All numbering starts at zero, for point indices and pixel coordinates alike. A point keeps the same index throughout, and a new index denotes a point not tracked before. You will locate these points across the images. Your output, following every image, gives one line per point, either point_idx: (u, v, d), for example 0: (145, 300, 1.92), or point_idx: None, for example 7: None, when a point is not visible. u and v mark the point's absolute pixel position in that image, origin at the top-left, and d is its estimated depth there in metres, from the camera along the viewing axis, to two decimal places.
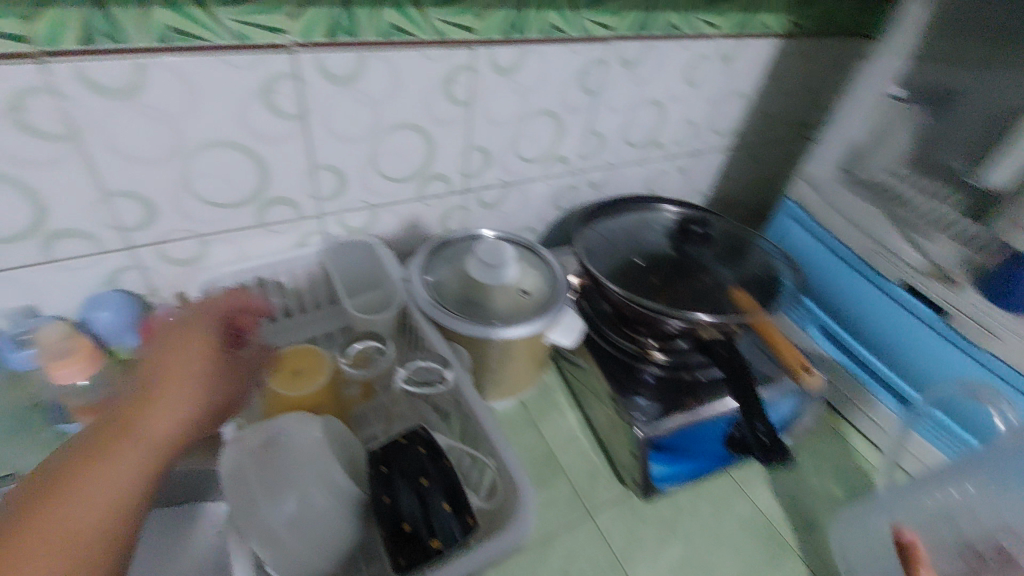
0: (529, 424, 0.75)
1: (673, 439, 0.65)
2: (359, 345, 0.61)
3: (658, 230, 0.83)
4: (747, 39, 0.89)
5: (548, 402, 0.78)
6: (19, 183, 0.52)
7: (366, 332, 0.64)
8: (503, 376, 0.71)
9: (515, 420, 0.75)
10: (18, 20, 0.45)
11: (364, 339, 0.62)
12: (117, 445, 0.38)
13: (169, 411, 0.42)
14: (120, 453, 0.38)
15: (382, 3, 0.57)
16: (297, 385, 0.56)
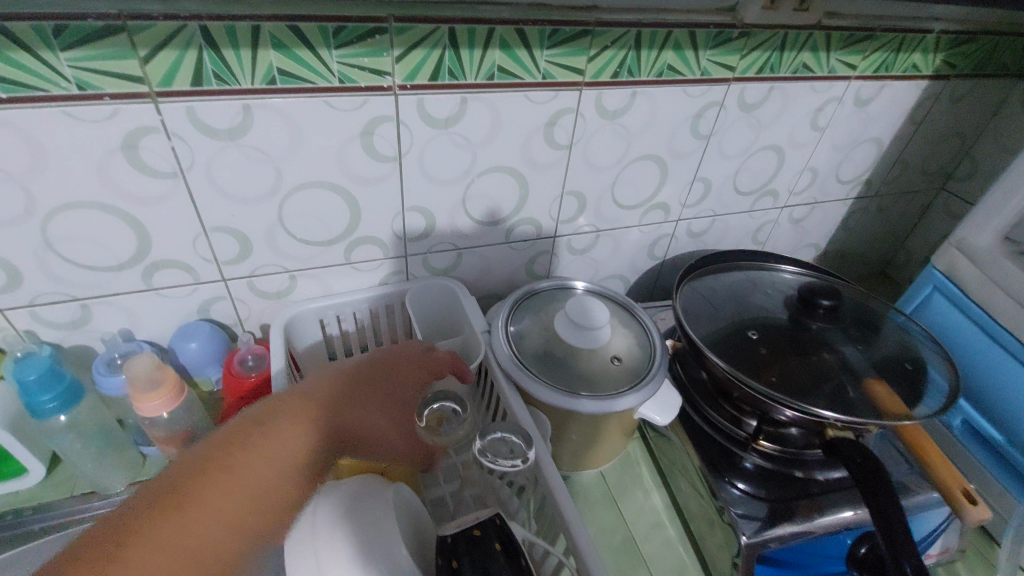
0: (610, 501, 0.68)
1: (783, 552, 0.59)
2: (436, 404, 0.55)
3: (770, 294, 0.74)
4: (889, 81, 0.78)
5: (631, 477, 0.71)
6: (128, 217, 0.53)
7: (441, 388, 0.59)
8: (582, 447, 0.65)
9: (594, 494, 0.68)
10: (138, 62, 0.45)
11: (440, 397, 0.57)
12: (232, 461, 0.44)
13: (283, 435, 0.47)
14: (230, 469, 0.44)
15: (491, 45, 0.54)
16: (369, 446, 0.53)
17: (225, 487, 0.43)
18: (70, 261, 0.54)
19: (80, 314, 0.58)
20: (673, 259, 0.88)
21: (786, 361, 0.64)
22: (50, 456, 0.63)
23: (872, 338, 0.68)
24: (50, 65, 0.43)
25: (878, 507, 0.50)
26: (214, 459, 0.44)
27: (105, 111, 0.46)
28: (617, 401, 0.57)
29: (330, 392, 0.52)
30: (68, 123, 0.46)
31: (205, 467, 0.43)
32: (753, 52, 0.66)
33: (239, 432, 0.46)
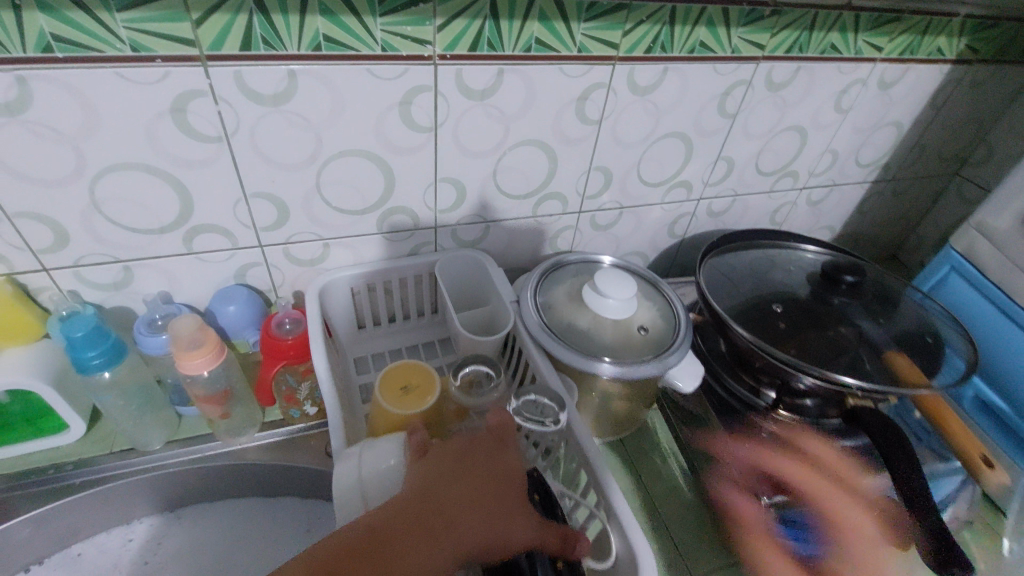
0: (629, 466, 0.71)
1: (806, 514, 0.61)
2: (470, 368, 0.58)
3: (791, 271, 0.76)
4: (913, 64, 0.79)
5: (649, 445, 0.73)
6: (173, 181, 0.54)
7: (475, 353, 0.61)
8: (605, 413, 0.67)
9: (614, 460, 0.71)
10: (190, 25, 0.45)
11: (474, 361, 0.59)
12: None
13: (427, 549, 0.42)
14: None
15: (531, 16, 0.54)
16: (406, 404, 0.55)
17: (419, 551, 0.42)
18: (115, 223, 0.55)
19: (123, 275, 0.60)
20: (692, 238, 0.89)
21: (807, 334, 0.66)
22: (90, 413, 0.65)
23: (891, 315, 0.70)
24: (106, 25, 0.44)
25: (903, 482, 0.54)
26: (409, 526, 0.43)
27: (157, 73, 0.47)
28: (642, 368, 0.59)
29: (459, 486, 0.46)
30: (120, 85, 0.47)
31: (405, 534, 0.42)
32: (783, 31, 0.67)
33: (371, 546, 0.42)
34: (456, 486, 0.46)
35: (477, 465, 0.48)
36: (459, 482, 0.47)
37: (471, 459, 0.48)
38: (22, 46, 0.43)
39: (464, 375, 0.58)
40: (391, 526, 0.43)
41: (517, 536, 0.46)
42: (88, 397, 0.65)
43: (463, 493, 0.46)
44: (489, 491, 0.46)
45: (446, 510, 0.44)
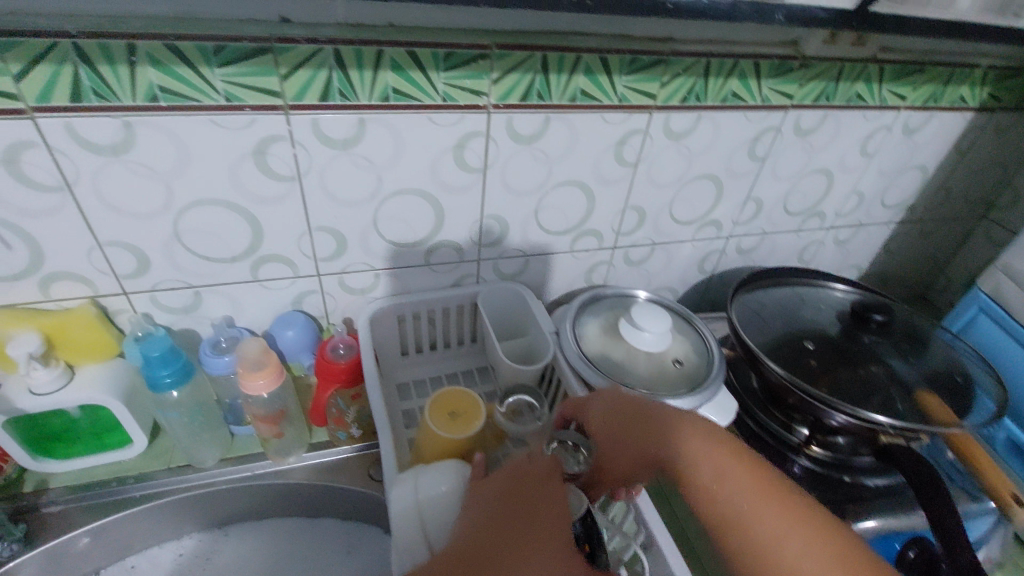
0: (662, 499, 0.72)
1: None
2: (514, 398, 0.62)
3: (821, 308, 0.78)
4: (937, 112, 0.82)
5: None
6: (247, 214, 0.59)
7: (518, 383, 0.64)
8: None
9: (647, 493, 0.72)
10: (278, 79, 0.51)
11: (518, 392, 0.63)
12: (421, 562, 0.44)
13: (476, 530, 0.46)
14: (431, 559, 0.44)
15: (577, 70, 0.59)
16: (453, 430, 0.58)
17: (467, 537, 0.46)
18: (192, 252, 0.60)
19: (192, 300, 0.64)
20: (721, 274, 0.92)
21: (838, 372, 0.68)
22: (151, 429, 0.69)
23: (922, 353, 0.71)
24: (206, 79, 0.49)
25: (936, 512, 0.55)
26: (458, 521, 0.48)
27: (245, 120, 0.53)
28: (676, 401, 0.61)
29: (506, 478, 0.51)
30: (212, 130, 0.52)
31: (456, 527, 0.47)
32: (812, 82, 0.71)
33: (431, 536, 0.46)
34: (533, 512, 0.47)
35: (544, 492, 0.49)
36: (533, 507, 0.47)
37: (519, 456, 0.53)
38: (133, 97, 0.49)
39: (507, 403, 0.62)
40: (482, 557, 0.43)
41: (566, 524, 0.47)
42: (150, 413, 0.69)
43: (539, 517, 0.46)
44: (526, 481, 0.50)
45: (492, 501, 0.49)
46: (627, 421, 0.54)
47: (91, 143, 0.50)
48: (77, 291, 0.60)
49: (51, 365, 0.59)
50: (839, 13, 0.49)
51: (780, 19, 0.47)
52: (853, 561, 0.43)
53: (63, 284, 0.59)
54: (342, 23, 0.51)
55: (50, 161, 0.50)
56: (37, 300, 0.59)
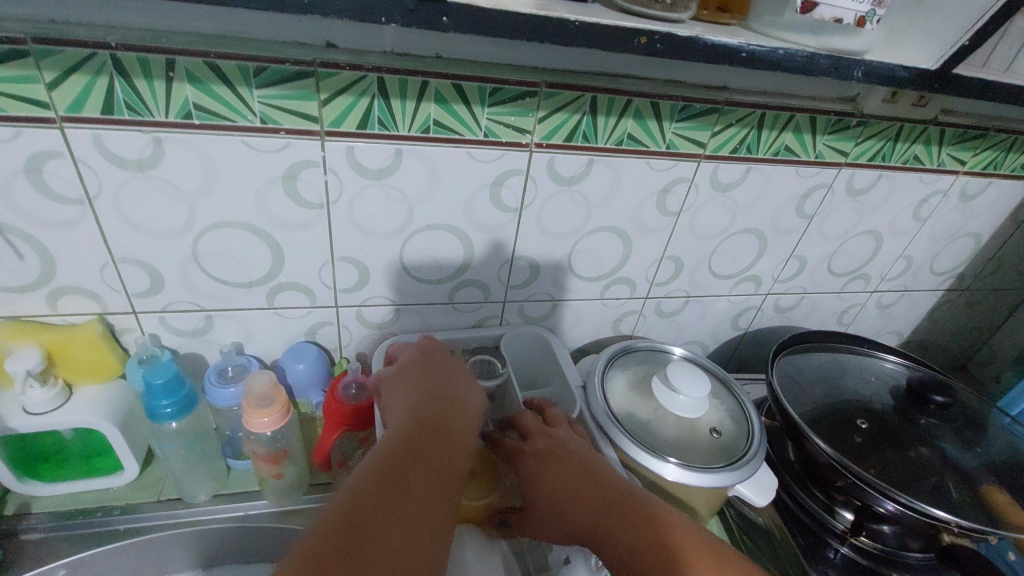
0: None
1: None
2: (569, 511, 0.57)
3: (868, 379, 0.73)
4: (996, 179, 0.78)
5: None
6: (269, 239, 0.56)
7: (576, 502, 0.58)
8: None
9: None
10: (318, 104, 0.49)
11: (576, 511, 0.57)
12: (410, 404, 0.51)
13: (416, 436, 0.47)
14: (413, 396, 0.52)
15: (627, 114, 0.56)
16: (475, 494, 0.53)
17: (433, 389, 0.53)
18: (209, 274, 0.57)
19: (203, 324, 0.61)
20: (756, 332, 0.87)
21: (885, 452, 0.62)
22: (145, 455, 0.65)
23: (984, 441, 0.65)
24: (244, 101, 0.47)
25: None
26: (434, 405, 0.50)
27: (279, 144, 0.50)
28: (711, 475, 0.55)
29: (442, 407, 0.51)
30: (244, 152, 0.50)
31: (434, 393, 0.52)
32: (868, 140, 0.67)
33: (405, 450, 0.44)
34: (424, 450, 0.45)
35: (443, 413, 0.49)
36: (428, 431, 0.47)
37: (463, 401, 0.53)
38: (166, 112, 0.47)
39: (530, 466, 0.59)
40: (383, 483, 0.41)
41: (441, 406, 0.50)
42: (145, 439, 0.65)
43: (439, 428, 0.48)
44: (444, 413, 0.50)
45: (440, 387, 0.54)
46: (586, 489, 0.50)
47: (118, 157, 0.48)
48: (85, 306, 0.57)
49: (49, 384, 0.55)
50: (919, 74, 0.45)
51: (858, 76, 0.44)
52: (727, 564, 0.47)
53: (72, 298, 0.56)
54: (390, 52, 0.49)
55: (74, 173, 0.48)
56: (43, 314, 0.56)
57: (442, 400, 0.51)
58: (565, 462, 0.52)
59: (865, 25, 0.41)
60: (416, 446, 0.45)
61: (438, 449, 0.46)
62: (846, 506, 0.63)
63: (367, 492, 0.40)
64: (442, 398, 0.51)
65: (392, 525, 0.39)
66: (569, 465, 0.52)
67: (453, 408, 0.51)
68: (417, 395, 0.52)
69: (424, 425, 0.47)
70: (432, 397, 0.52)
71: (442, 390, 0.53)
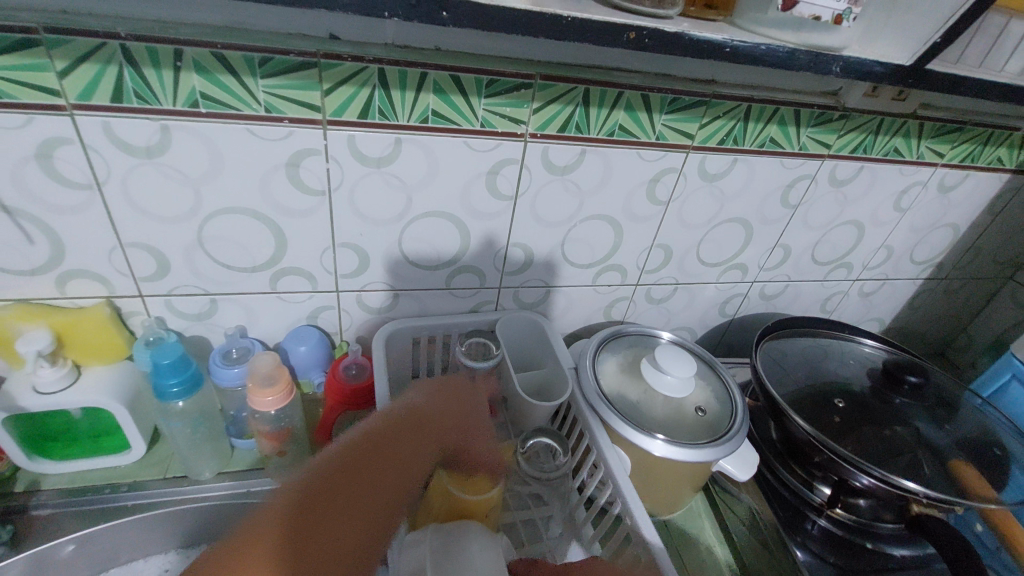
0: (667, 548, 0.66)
1: None
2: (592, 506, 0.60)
3: (846, 362, 0.76)
4: (973, 171, 0.81)
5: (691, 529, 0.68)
6: (272, 225, 0.58)
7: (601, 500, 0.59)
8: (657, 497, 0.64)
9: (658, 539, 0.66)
10: (320, 94, 0.51)
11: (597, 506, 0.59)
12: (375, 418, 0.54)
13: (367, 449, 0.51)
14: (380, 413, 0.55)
15: (618, 105, 0.59)
16: (471, 489, 0.55)
17: (402, 408, 0.56)
18: (213, 259, 0.59)
19: (207, 307, 0.63)
20: (743, 318, 0.90)
21: (863, 430, 0.65)
22: (151, 435, 0.67)
23: (955, 420, 0.68)
24: (249, 90, 0.49)
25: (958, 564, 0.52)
26: (393, 424, 0.54)
27: (282, 132, 0.52)
28: (696, 450, 0.58)
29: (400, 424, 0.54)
30: (249, 139, 0.52)
31: (405, 412, 0.56)
32: (851, 132, 0.70)
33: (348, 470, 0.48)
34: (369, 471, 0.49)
35: (399, 433, 0.53)
36: (379, 455, 0.51)
37: (429, 420, 0.56)
38: (173, 101, 0.48)
39: (525, 447, 0.61)
40: (319, 495, 0.46)
41: (404, 427, 0.54)
42: (151, 419, 0.67)
43: (394, 451, 0.52)
44: (400, 434, 0.53)
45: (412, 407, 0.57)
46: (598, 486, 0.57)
47: (126, 144, 0.50)
48: (92, 290, 0.59)
49: (58, 364, 0.57)
50: (894, 69, 0.48)
51: (836, 71, 0.46)
52: None
53: (80, 282, 0.58)
54: (390, 43, 0.50)
55: (84, 159, 0.50)
56: (52, 297, 0.58)
57: (408, 421, 0.55)
58: None
59: (842, 22, 0.43)
60: (363, 465, 0.49)
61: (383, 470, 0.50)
62: (824, 481, 0.66)
63: (299, 506, 0.45)
64: (410, 420, 0.55)
65: (326, 527, 0.44)
66: None
67: (414, 429, 0.55)
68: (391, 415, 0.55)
69: (383, 443, 0.52)
70: (398, 417, 0.55)
71: (413, 413, 0.56)
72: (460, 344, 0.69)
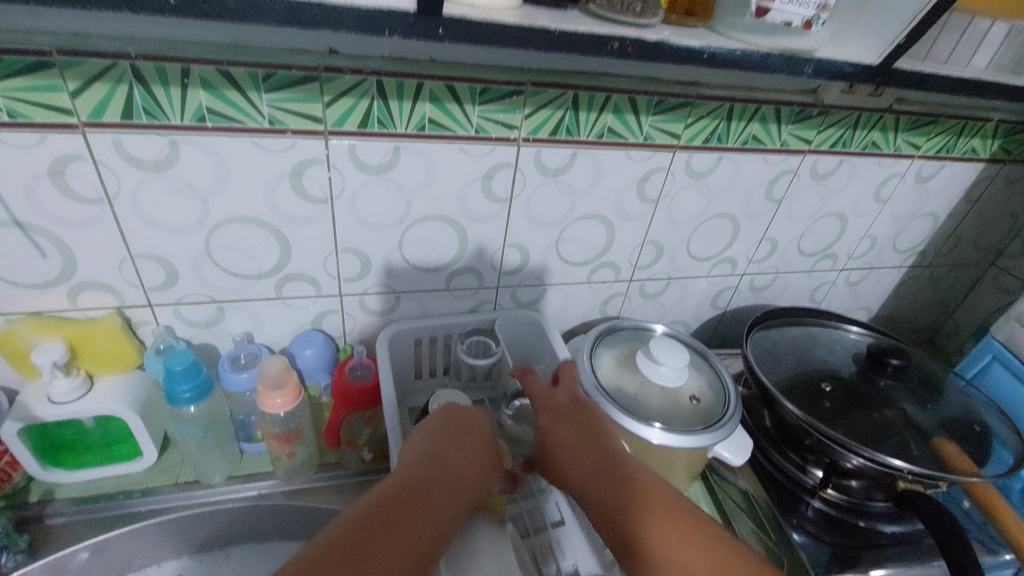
0: None
1: None
2: None
3: (833, 349, 0.79)
4: (949, 161, 0.84)
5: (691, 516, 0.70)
6: (277, 233, 0.60)
7: None
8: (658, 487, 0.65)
9: None
10: (321, 106, 0.53)
11: None
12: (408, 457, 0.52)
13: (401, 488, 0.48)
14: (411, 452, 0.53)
15: (606, 109, 0.61)
16: None
17: (433, 445, 0.54)
18: (220, 267, 0.61)
19: (215, 315, 0.65)
20: (734, 310, 0.92)
21: (851, 414, 0.67)
22: (162, 442, 0.68)
23: (937, 400, 0.71)
24: (253, 104, 0.51)
25: (958, 565, 0.52)
26: (427, 461, 0.51)
27: (286, 143, 0.54)
28: (691, 437, 0.60)
29: (432, 460, 0.52)
30: (254, 151, 0.54)
31: (436, 448, 0.53)
32: (830, 128, 0.73)
33: (385, 514, 0.45)
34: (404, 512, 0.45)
35: (435, 470, 0.50)
36: (414, 495, 0.47)
37: (463, 454, 0.54)
38: (181, 116, 0.50)
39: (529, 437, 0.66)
40: (352, 541, 0.42)
41: (438, 462, 0.52)
42: (162, 425, 0.68)
43: (431, 490, 0.48)
44: (434, 471, 0.50)
45: (444, 442, 0.54)
46: (586, 464, 0.52)
47: (135, 159, 0.52)
48: (103, 301, 0.60)
49: (72, 374, 0.59)
50: (864, 68, 0.51)
51: (808, 72, 0.49)
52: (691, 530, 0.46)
53: (91, 293, 0.60)
54: (387, 56, 0.53)
55: (94, 175, 0.52)
56: (64, 309, 0.60)
57: (440, 455, 0.53)
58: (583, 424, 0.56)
59: (812, 27, 0.46)
60: (396, 506, 0.46)
61: (418, 512, 0.46)
62: (816, 464, 0.68)
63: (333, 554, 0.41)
64: (444, 454, 0.53)
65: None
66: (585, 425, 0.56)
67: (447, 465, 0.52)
68: (424, 451, 0.53)
69: (418, 481, 0.49)
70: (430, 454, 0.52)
71: (446, 447, 0.54)
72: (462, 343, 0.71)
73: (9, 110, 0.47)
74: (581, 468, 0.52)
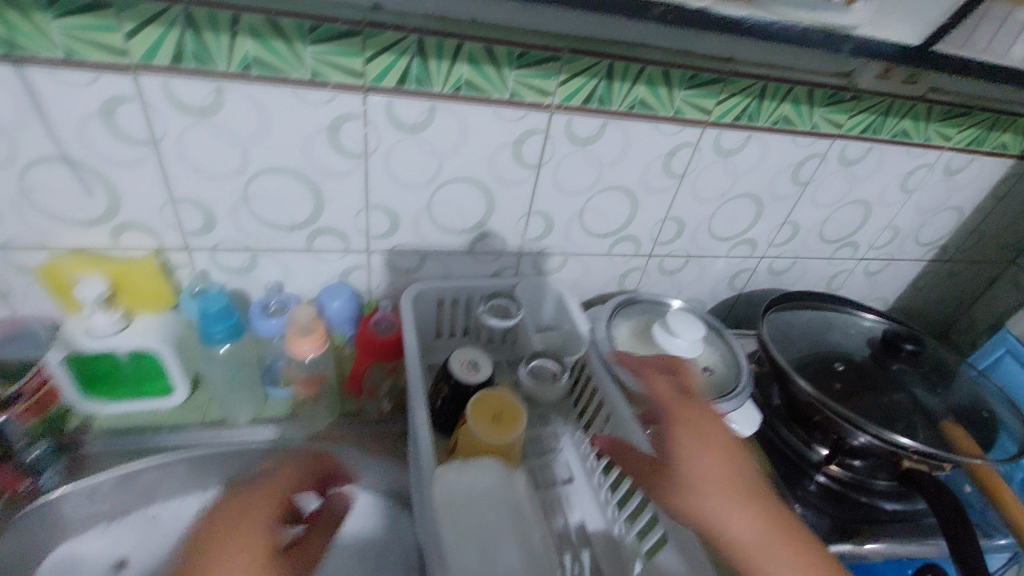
0: None
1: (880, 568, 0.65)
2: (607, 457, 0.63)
3: (848, 333, 0.80)
4: (979, 154, 0.83)
5: None
6: (312, 185, 0.62)
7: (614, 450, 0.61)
8: None
9: None
10: (363, 61, 0.54)
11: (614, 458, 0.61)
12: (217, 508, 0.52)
13: (210, 539, 0.49)
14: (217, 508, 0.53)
15: (640, 80, 0.62)
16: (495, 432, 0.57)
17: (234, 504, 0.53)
18: (257, 216, 0.63)
19: (248, 262, 0.67)
20: (750, 292, 0.93)
21: (861, 394, 0.69)
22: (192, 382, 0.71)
23: (948, 387, 0.73)
24: (298, 55, 0.53)
25: (954, 539, 0.55)
26: (220, 517, 0.51)
27: (327, 96, 0.56)
28: (700, 406, 0.63)
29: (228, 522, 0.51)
30: (296, 103, 0.56)
31: (232, 510, 0.52)
32: (862, 113, 0.73)
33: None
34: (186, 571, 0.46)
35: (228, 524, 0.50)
36: (201, 553, 0.48)
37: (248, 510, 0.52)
38: (228, 63, 0.52)
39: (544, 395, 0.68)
40: None
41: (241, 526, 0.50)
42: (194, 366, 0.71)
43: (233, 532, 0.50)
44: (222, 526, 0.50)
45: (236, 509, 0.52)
46: (674, 456, 0.54)
47: (183, 103, 0.54)
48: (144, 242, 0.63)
49: (111, 311, 0.61)
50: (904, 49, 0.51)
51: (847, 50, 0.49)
52: (793, 534, 0.51)
53: (133, 233, 0.62)
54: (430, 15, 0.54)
55: (143, 117, 0.54)
56: (106, 247, 0.62)
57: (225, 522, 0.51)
58: (691, 419, 0.56)
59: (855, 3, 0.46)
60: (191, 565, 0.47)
61: (213, 560, 0.47)
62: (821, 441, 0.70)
63: None
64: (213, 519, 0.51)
65: None
66: (695, 421, 0.56)
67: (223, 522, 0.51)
68: (228, 500, 0.53)
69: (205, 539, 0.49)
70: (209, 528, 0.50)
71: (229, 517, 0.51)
72: (482, 307, 0.73)
73: (67, 49, 0.49)
74: (699, 469, 0.53)
